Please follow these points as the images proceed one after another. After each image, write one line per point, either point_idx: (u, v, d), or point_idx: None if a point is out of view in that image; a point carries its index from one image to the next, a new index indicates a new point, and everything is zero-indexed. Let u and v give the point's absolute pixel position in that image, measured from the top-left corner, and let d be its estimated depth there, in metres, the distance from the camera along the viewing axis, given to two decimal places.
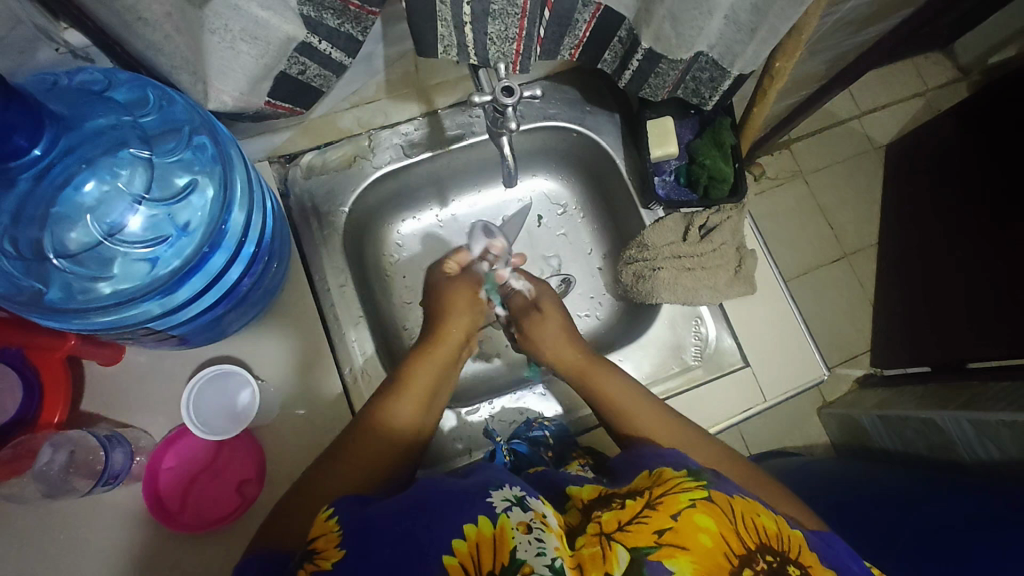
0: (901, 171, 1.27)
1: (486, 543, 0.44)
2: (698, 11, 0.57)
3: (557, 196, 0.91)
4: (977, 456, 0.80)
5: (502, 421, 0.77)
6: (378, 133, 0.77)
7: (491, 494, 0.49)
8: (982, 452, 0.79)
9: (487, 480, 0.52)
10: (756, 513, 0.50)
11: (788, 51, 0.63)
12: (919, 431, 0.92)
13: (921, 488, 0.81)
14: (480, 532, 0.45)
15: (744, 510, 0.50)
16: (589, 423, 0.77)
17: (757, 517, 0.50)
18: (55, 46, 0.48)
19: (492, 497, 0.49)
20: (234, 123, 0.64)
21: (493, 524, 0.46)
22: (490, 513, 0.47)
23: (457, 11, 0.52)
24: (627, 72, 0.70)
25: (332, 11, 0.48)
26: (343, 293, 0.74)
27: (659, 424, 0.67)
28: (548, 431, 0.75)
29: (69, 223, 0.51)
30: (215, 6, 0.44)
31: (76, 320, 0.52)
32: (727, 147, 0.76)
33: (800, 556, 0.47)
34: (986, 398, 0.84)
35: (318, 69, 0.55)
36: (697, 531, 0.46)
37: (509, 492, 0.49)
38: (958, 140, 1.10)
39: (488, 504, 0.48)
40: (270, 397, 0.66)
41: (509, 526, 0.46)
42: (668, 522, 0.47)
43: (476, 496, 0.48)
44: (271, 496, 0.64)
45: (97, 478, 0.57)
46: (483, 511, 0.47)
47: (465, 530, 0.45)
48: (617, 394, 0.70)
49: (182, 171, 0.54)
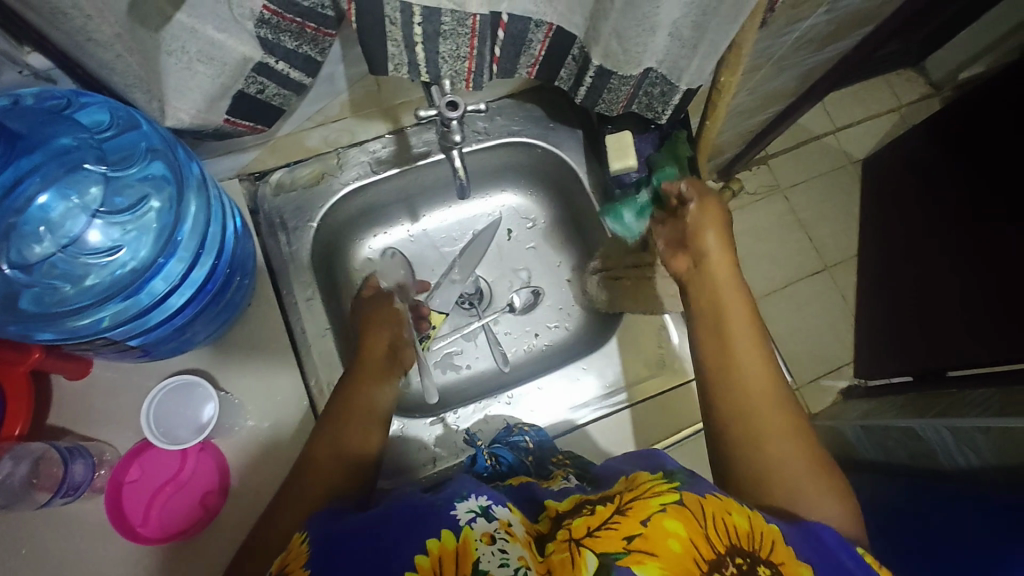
0: (880, 185, 1.32)
1: (449, 558, 0.43)
2: (641, 29, 0.60)
3: (526, 211, 0.93)
4: (956, 462, 0.75)
5: (481, 428, 0.78)
6: (346, 151, 0.79)
7: (455, 506, 0.47)
8: (960, 459, 0.75)
9: (453, 490, 0.50)
10: (728, 511, 0.49)
11: (730, 68, 0.68)
12: (900, 441, 0.87)
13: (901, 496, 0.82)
14: (443, 547, 0.43)
15: (717, 510, 0.48)
16: (561, 428, 0.77)
17: (729, 516, 0.48)
18: (18, 69, 0.50)
19: (456, 509, 0.47)
20: (199, 142, 0.66)
21: (456, 538, 0.44)
22: (454, 526, 0.45)
23: (408, 32, 0.55)
24: (582, 88, 0.73)
25: (289, 33, 0.52)
26: (310, 306, 0.76)
27: (766, 386, 0.59)
28: (528, 436, 0.72)
29: (30, 237, 0.53)
30: (172, 30, 0.48)
31: (50, 326, 0.54)
32: (682, 159, 0.82)
33: (772, 554, 0.46)
34: (964, 406, 0.84)
35: (276, 88, 0.58)
36: (667, 535, 0.45)
37: (473, 503, 0.48)
38: (939, 153, 1.14)
39: (452, 517, 0.46)
40: (235, 409, 0.67)
41: (472, 538, 0.44)
42: (638, 527, 0.46)
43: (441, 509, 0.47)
44: (235, 507, 0.65)
45: (55, 490, 0.58)
46: (447, 525, 0.45)
47: (428, 545, 0.44)
48: (735, 334, 0.62)
49: (140, 185, 0.57)
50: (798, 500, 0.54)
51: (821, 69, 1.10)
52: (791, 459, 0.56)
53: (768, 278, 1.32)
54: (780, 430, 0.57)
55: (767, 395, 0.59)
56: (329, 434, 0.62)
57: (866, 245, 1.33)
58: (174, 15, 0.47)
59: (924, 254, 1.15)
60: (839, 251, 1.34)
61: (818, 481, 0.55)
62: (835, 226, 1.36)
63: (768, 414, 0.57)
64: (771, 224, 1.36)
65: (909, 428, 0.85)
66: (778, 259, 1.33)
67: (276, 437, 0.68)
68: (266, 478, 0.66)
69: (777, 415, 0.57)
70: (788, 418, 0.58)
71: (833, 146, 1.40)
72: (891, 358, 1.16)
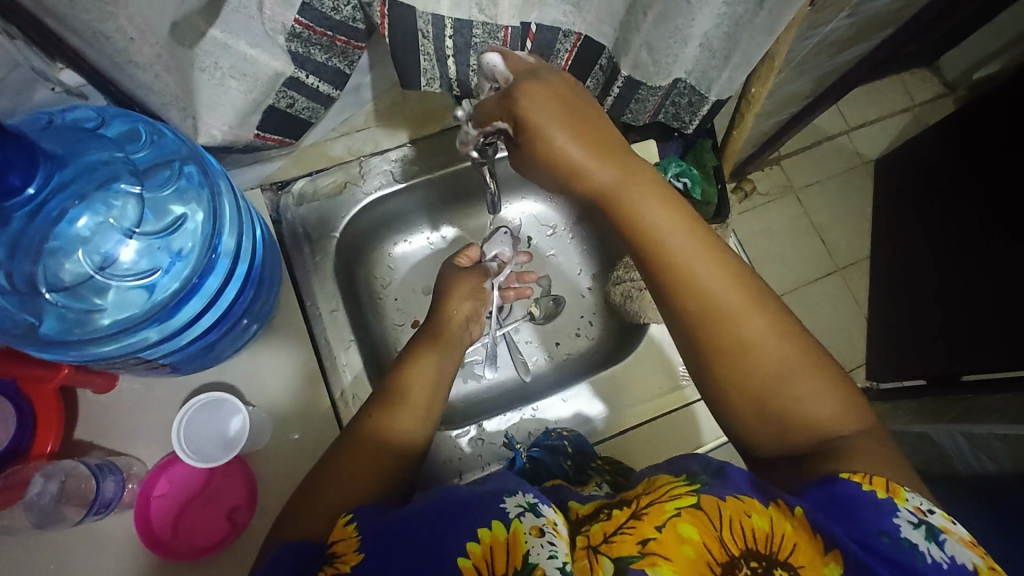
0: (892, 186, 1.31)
1: (500, 548, 0.44)
2: (672, 40, 0.60)
3: (546, 218, 0.93)
4: (972, 469, 0.81)
5: (522, 431, 0.78)
6: (368, 159, 0.79)
7: (502, 499, 0.47)
8: (977, 465, 0.81)
9: (497, 483, 0.50)
10: (748, 514, 0.44)
11: (762, 78, 0.67)
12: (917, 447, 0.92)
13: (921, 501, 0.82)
14: (494, 536, 0.45)
15: (734, 512, 0.44)
16: (604, 436, 0.77)
17: (749, 519, 0.44)
18: (50, 86, 0.50)
19: (505, 502, 0.47)
20: (228, 154, 0.65)
21: (507, 529, 0.45)
22: (503, 517, 0.46)
23: (440, 45, 0.54)
24: (609, 98, 0.71)
25: (319, 46, 0.52)
26: (334, 317, 0.75)
27: (718, 286, 0.53)
28: (566, 439, 0.72)
29: (62, 257, 0.52)
30: (206, 46, 0.48)
31: (71, 352, 0.53)
32: (707, 168, 0.79)
33: (795, 559, 0.42)
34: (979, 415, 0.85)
35: (305, 102, 0.57)
36: (681, 541, 0.43)
37: (522, 498, 0.48)
38: (949, 154, 1.13)
39: (501, 509, 0.46)
40: (261, 422, 0.67)
41: (521, 530, 0.45)
42: (652, 531, 0.44)
43: (488, 500, 0.47)
44: (262, 521, 0.65)
45: (87, 509, 0.58)
46: (497, 516, 0.46)
47: (480, 533, 0.45)
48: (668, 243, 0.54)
49: (174, 202, 0.56)
50: (789, 410, 0.51)
51: (840, 71, 1.09)
52: (775, 370, 0.51)
53: (782, 278, 1.32)
54: (753, 332, 0.52)
55: (722, 299, 0.53)
56: (371, 426, 0.62)
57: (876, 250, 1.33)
58: (208, 31, 0.47)
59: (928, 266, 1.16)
60: (853, 253, 1.35)
61: (802, 378, 0.51)
62: (848, 228, 1.36)
63: (732, 321, 0.53)
64: (783, 226, 1.35)
65: (930, 434, 0.90)
66: (790, 261, 1.33)
67: (303, 453, 0.67)
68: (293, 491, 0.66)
69: (742, 313, 0.53)
70: (754, 316, 0.53)
71: (847, 146, 1.39)
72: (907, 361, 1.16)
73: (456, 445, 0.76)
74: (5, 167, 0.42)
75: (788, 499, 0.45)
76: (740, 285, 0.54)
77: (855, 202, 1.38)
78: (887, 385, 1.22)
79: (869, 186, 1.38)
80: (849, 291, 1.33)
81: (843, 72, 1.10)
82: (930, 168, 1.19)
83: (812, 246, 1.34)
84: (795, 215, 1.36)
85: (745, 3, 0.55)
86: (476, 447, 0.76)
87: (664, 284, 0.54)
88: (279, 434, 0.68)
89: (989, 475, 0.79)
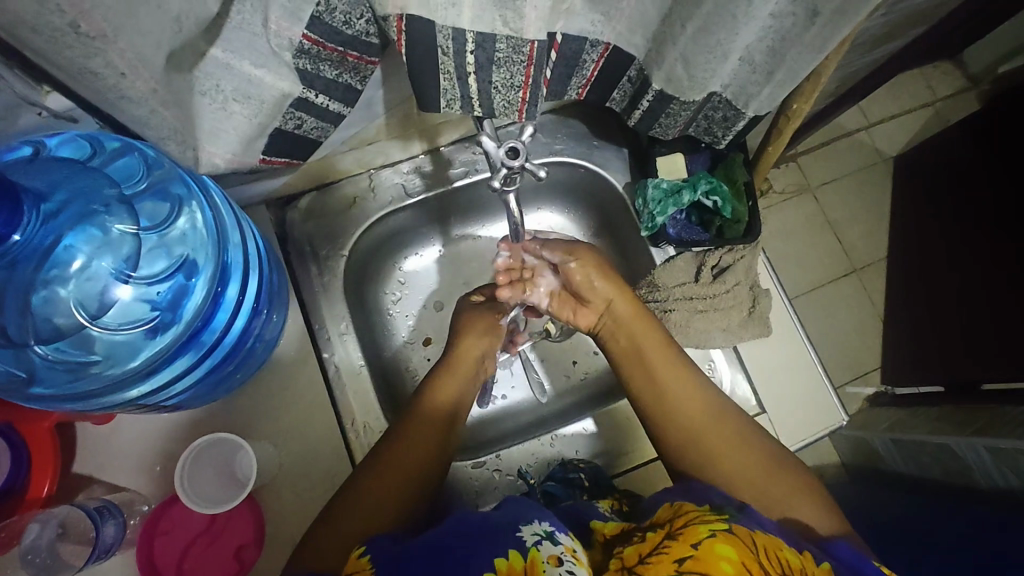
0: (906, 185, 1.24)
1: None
2: (712, 55, 0.54)
3: (564, 229, 0.88)
4: (994, 483, 0.78)
5: (537, 463, 0.75)
6: (378, 172, 0.75)
7: (519, 528, 0.47)
8: (999, 479, 0.78)
9: (511, 512, 0.50)
10: (780, 548, 0.46)
11: (806, 93, 0.63)
12: (936, 456, 0.89)
13: (940, 524, 0.80)
14: (511, 567, 0.44)
15: (768, 544, 0.45)
16: (622, 467, 0.74)
17: (781, 551, 0.45)
18: (37, 111, 0.46)
19: (521, 531, 0.47)
20: (224, 177, 0.59)
21: (524, 558, 0.44)
22: (521, 546, 0.45)
23: (459, 62, 0.49)
24: (636, 111, 0.67)
25: (329, 62, 0.47)
26: (344, 341, 0.72)
27: (699, 405, 0.63)
28: (582, 472, 0.69)
29: (52, 306, 0.48)
30: (206, 67, 0.43)
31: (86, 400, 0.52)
32: (738, 184, 0.75)
33: None
34: (1004, 423, 0.81)
35: (314, 122, 0.53)
36: (719, 558, 0.43)
37: (538, 525, 0.47)
38: (970, 150, 1.07)
39: (518, 538, 0.46)
40: (269, 454, 0.64)
41: (539, 560, 0.44)
42: (689, 550, 0.44)
43: (505, 530, 0.47)
44: (270, 557, 0.62)
45: (88, 554, 0.56)
46: (514, 545, 0.45)
47: (496, 564, 0.44)
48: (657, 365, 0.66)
49: (173, 231, 0.54)
50: (776, 504, 0.56)
51: (869, 71, 1.04)
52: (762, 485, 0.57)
53: (798, 279, 1.26)
54: (735, 437, 0.61)
55: (704, 415, 0.63)
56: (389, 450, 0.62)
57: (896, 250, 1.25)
58: (209, 50, 0.42)
59: (936, 265, 1.12)
60: (871, 252, 1.27)
61: (784, 481, 0.58)
62: (867, 228, 1.28)
63: (715, 433, 0.61)
64: (801, 225, 1.28)
65: (946, 444, 0.86)
66: (804, 261, 1.26)
67: (313, 485, 0.65)
68: (302, 525, 0.63)
69: (721, 425, 0.62)
70: (735, 428, 0.62)
71: (865, 142, 1.30)
72: (918, 365, 1.12)
73: (470, 475, 0.73)
74: None
75: (816, 553, 0.48)
76: (719, 407, 0.63)
77: (872, 198, 1.29)
78: (904, 389, 1.15)
79: (889, 181, 1.29)
80: (866, 294, 1.26)
81: (873, 71, 1.05)
82: (948, 161, 1.12)
83: (828, 247, 1.27)
84: (812, 214, 1.28)
85: (795, 16, 0.51)
86: (492, 475, 0.73)
87: (661, 403, 0.64)
88: (288, 465, 0.65)
89: (1013, 489, 0.76)
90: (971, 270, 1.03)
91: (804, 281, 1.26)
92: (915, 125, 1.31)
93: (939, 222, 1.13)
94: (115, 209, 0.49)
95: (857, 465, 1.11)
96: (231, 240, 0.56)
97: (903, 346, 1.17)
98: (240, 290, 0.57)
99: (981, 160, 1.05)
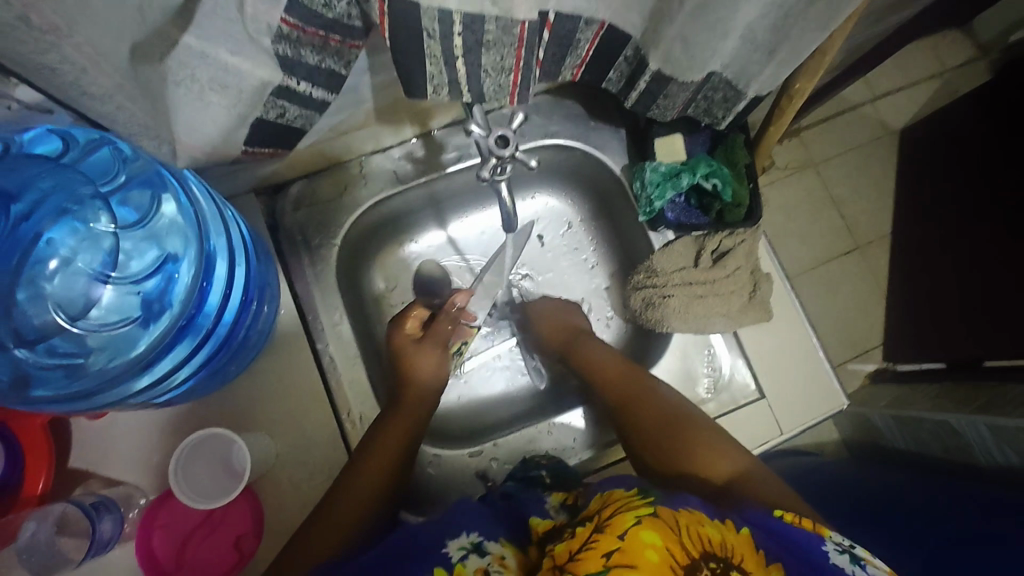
0: (913, 159, 1.21)
1: None
2: (712, 33, 0.52)
3: (560, 213, 0.87)
4: (994, 460, 0.78)
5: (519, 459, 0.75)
6: (369, 158, 0.74)
7: (446, 544, 0.51)
8: (999, 457, 0.78)
9: (449, 525, 0.54)
10: (701, 522, 0.47)
11: (809, 72, 0.61)
12: (934, 432, 0.88)
13: (930, 499, 0.80)
14: None
15: (690, 521, 0.47)
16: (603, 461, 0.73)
17: (702, 527, 0.47)
18: (6, 104, 0.44)
19: (448, 547, 0.50)
20: (207, 169, 0.57)
21: (447, 573, 0.47)
22: (445, 563, 0.48)
23: (446, 46, 0.46)
24: (634, 92, 0.65)
25: (311, 48, 0.45)
26: (338, 331, 0.72)
27: (626, 388, 0.69)
28: (544, 469, 0.69)
29: (37, 309, 0.49)
30: (179, 57, 0.41)
31: (84, 402, 0.50)
32: (739, 167, 0.73)
33: (743, 562, 0.45)
34: (1004, 402, 0.81)
35: (298, 110, 0.51)
36: (644, 547, 0.44)
37: (465, 539, 0.51)
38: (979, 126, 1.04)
39: (443, 555, 0.49)
40: (265, 448, 0.64)
41: (464, 573, 0.48)
42: (615, 543, 0.45)
43: (431, 549, 0.50)
44: (270, 548, 0.62)
45: (87, 549, 0.56)
46: (440, 563, 0.48)
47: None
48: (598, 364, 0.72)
49: (153, 227, 0.53)
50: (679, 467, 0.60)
51: (874, 42, 1.00)
52: (663, 451, 0.62)
53: (801, 258, 1.24)
54: (629, 400, 0.68)
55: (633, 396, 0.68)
56: (368, 440, 0.64)
57: (898, 227, 1.23)
58: (181, 38, 0.39)
59: (941, 240, 1.10)
60: (875, 230, 1.25)
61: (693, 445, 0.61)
62: (870, 204, 1.25)
63: (640, 411, 0.66)
64: (803, 203, 1.25)
65: (945, 421, 0.85)
66: (807, 238, 1.24)
67: (311, 475, 0.65)
68: (301, 516, 0.64)
69: (636, 401, 0.67)
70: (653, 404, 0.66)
71: (870, 116, 1.27)
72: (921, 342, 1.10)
73: (469, 464, 0.73)
74: None
75: (735, 520, 0.49)
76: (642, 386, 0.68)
77: (874, 174, 1.26)
78: (904, 366, 1.15)
79: (894, 156, 1.26)
80: (868, 270, 1.24)
81: (879, 42, 1.01)
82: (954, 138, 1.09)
83: (830, 225, 1.24)
84: (813, 190, 1.26)
85: None
86: (485, 465, 0.73)
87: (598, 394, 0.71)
88: (284, 456, 0.65)
89: (1013, 467, 0.76)
90: (979, 247, 1.01)
91: (806, 259, 1.24)
92: (922, 97, 1.27)
93: (945, 196, 1.10)
94: (88, 206, 0.50)
95: (856, 443, 1.10)
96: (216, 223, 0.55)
97: (905, 324, 1.15)
98: (229, 279, 0.55)
99: (991, 137, 1.02)
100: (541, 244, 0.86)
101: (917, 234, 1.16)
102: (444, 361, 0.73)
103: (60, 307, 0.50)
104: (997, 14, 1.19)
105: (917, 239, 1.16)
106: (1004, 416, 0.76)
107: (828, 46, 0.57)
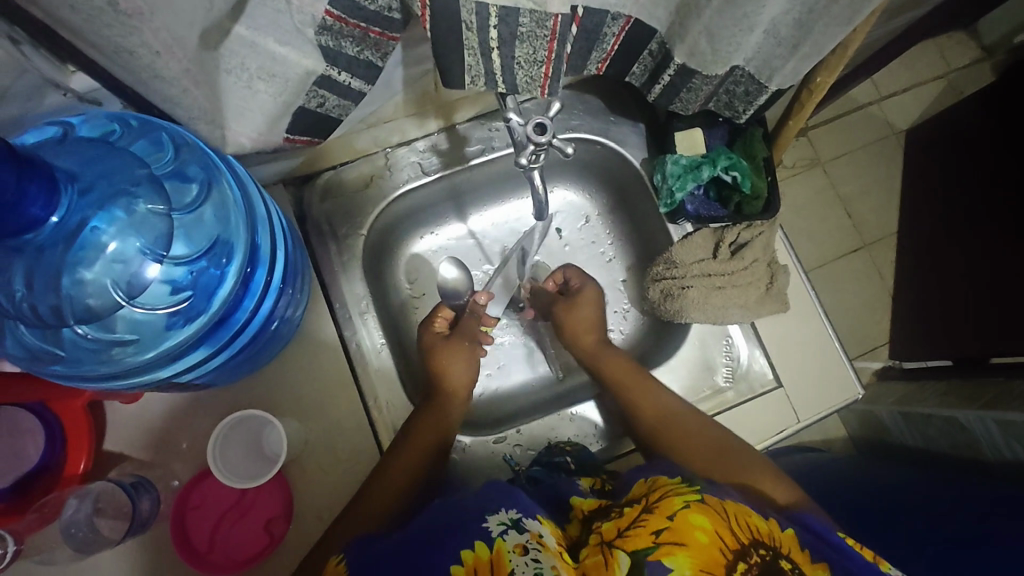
0: (921, 158, 1.23)
1: (482, 568, 0.47)
2: (738, 28, 0.53)
3: (579, 207, 0.88)
4: (1002, 457, 0.80)
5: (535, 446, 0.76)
6: (395, 150, 0.76)
7: (486, 518, 0.51)
8: (1007, 453, 0.79)
9: (485, 500, 0.54)
10: (748, 513, 0.52)
11: (829, 67, 0.63)
12: (942, 430, 0.90)
13: (940, 490, 0.81)
14: (477, 557, 0.47)
15: (737, 511, 0.52)
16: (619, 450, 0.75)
17: (748, 517, 0.51)
18: (62, 92, 0.46)
19: (488, 522, 0.50)
20: (245, 157, 0.59)
21: (489, 548, 0.48)
22: (486, 537, 0.49)
23: (484, 38, 0.48)
24: (657, 86, 0.67)
25: (351, 39, 0.46)
26: (365, 319, 0.74)
27: (666, 406, 0.69)
28: (570, 456, 0.70)
29: (87, 287, 0.47)
30: (231, 45, 0.43)
31: (120, 381, 0.51)
32: (758, 160, 0.74)
33: (790, 553, 0.50)
34: (1014, 397, 0.83)
35: (337, 100, 0.52)
36: (694, 528, 0.48)
37: (504, 514, 0.51)
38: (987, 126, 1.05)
39: (482, 528, 0.50)
40: (295, 433, 0.65)
41: (505, 549, 0.48)
42: (664, 522, 0.49)
43: (471, 522, 0.50)
44: (298, 532, 0.64)
45: (126, 528, 0.58)
46: (479, 537, 0.49)
47: (462, 555, 0.48)
48: (630, 378, 0.72)
49: (202, 213, 0.53)
50: (739, 475, 0.62)
51: (886, 41, 1.02)
52: (711, 464, 0.64)
53: (811, 255, 1.25)
54: (668, 419, 0.68)
55: (668, 414, 0.69)
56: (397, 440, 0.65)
57: (906, 225, 1.24)
58: (233, 28, 0.42)
59: (950, 237, 1.11)
60: (883, 228, 1.26)
61: (744, 464, 0.63)
62: (879, 203, 1.27)
63: (683, 427, 0.67)
64: (813, 200, 1.27)
65: (953, 418, 0.87)
66: (817, 235, 1.26)
67: (339, 460, 0.66)
68: (330, 500, 0.65)
69: (677, 421, 0.68)
70: (695, 421, 0.68)
71: (879, 115, 1.29)
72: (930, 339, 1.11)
73: (495, 450, 0.75)
74: (19, 201, 0.39)
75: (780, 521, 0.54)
76: (679, 406, 0.69)
77: (883, 173, 1.28)
78: (912, 363, 1.16)
79: (902, 155, 1.28)
80: (877, 268, 1.25)
81: (890, 41, 1.03)
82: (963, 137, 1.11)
83: (840, 222, 1.26)
84: (822, 188, 1.27)
85: None
86: (508, 453, 0.75)
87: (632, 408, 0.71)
88: (313, 441, 0.66)
89: (1019, 462, 0.77)
90: (987, 244, 1.03)
91: (816, 256, 1.25)
92: (930, 96, 1.29)
93: (953, 194, 1.11)
94: (144, 187, 0.48)
95: (865, 438, 1.12)
96: (258, 215, 0.57)
97: (912, 319, 1.17)
98: (268, 270, 0.57)
99: (993, 136, 1.03)
100: (560, 238, 0.88)
101: (926, 232, 1.18)
102: (473, 355, 0.74)
103: (117, 286, 0.49)
104: (1004, 15, 1.21)
105: (925, 238, 1.18)
106: (1015, 411, 0.78)
107: (848, 41, 0.58)
